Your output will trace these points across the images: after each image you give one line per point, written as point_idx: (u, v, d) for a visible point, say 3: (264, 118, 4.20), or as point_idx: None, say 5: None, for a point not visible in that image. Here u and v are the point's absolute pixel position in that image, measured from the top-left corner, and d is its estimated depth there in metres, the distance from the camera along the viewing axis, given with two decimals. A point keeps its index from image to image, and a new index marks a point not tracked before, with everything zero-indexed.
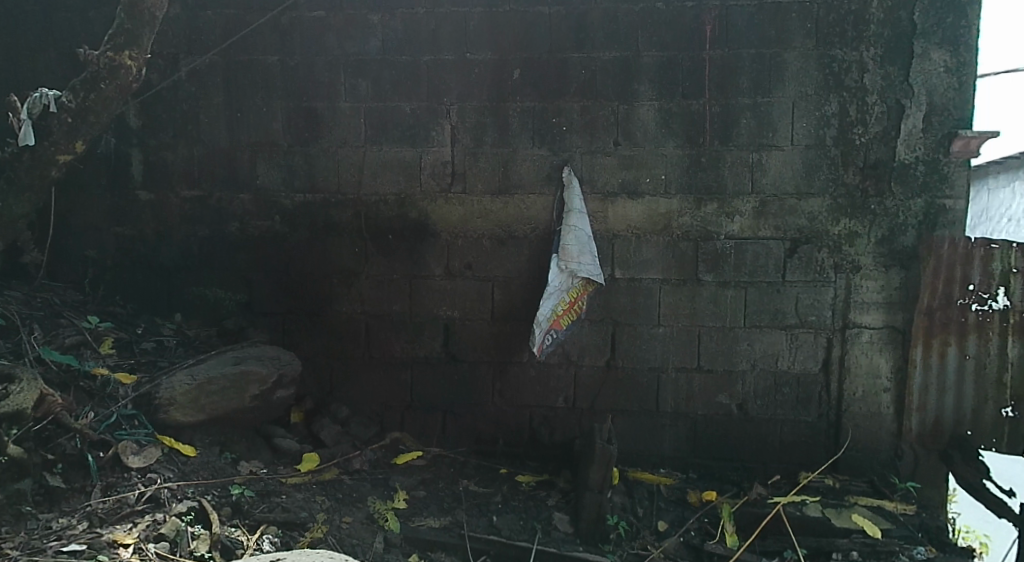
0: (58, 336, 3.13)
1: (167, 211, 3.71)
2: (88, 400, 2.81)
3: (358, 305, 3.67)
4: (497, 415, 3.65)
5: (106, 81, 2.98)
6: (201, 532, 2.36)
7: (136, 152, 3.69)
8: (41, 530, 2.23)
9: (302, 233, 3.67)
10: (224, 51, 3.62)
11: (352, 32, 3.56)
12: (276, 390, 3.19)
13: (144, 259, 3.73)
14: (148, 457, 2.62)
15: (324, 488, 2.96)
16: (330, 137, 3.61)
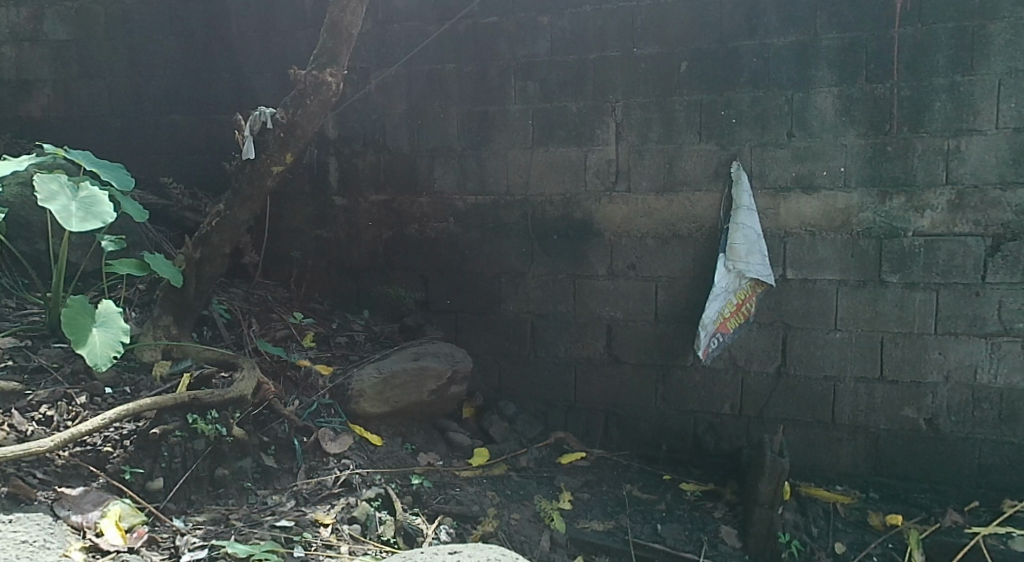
0: (270, 331, 3.56)
1: (357, 214, 4.04)
2: (294, 389, 3.18)
3: (525, 303, 3.80)
4: (660, 418, 3.64)
5: (310, 97, 3.31)
6: (386, 517, 2.60)
7: (332, 160, 4.06)
8: (259, 504, 2.54)
9: (473, 233, 3.86)
10: (407, 62, 3.88)
11: (521, 34, 3.69)
12: (450, 386, 3.40)
13: (338, 260, 4.09)
14: (343, 443, 2.91)
15: (493, 484, 3.14)
16: (500, 139, 3.76)
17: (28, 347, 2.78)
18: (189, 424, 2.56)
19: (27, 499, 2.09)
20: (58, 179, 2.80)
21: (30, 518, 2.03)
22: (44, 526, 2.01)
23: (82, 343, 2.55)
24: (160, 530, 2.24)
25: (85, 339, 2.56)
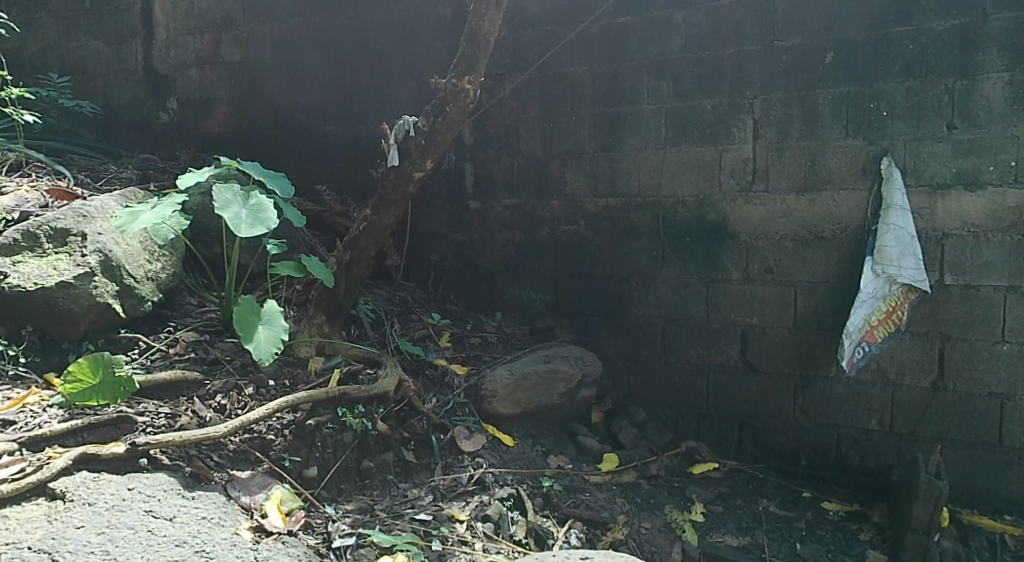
0: (410, 330, 3.75)
1: (492, 218, 4.15)
2: (432, 387, 3.33)
3: (656, 308, 3.76)
4: (800, 431, 3.48)
5: (450, 105, 3.48)
6: (519, 518, 2.68)
7: (468, 166, 4.18)
8: (400, 497, 2.70)
9: (604, 235, 3.87)
10: (541, 67, 3.94)
11: (656, 32, 3.65)
12: (580, 389, 3.45)
13: (473, 263, 4.22)
14: (477, 443, 3.01)
15: (624, 491, 3.14)
16: (632, 140, 3.74)
17: (205, 341, 3.10)
18: (339, 417, 2.77)
19: (205, 479, 2.31)
20: (232, 189, 3.12)
21: (209, 496, 2.24)
22: (218, 505, 2.22)
23: (250, 339, 2.82)
24: (314, 516, 2.42)
25: (252, 336, 2.82)
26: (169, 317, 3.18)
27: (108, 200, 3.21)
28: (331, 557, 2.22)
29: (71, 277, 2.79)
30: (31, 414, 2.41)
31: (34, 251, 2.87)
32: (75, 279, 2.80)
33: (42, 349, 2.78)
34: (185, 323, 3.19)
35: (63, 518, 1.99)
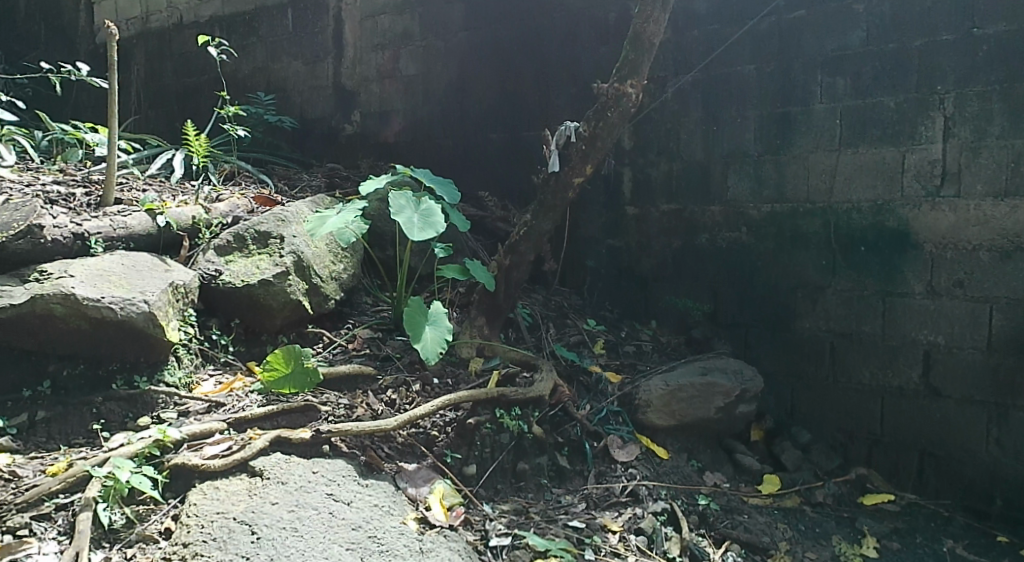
0: (565, 336, 3.80)
1: (649, 223, 4.06)
2: (586, 394, 3.36)
3: (824, 323, 3.56)
4: (992, 466, 3.18)
5: (612, 109, 3.49)
6: (672, 534, 2.67)
7: (627, 171, 4.10)
8: (554, 502, 2.75)
9: (770, 243, 3.70)
10: (706, 68, 3.83)
11: (833, 25, 3.47)
12: (739, 404, 3.31)
13: (628, 269, 4.15)
14: (630, 452, 3.04)
15: (786, 517, 3.00)
16: (802, 142, 3.56)
17: (378, 339, 3.35)
18: (497, 418, 2.87)
19: (377, 468, 2.50)
20: (405, 195, 3.33)
21: (379, 485, 2.39)
22: (388, 495, 2.35)
23: (418, 338, 2.99)
24: (473, 512, 2.54)
25: (420, 335, 3.00)
26: (348, 315, 3.48)
27: (302, 206, 3.55)
28: (489, 555, 2.32)
29: (271, 276, 3.10)
30: (236, 397, 2.71)
31: (241, 251, 3.21)
32: (274, 277, 3.10)
33: (247, 340, 3.12)
34: (361, 321, 3.46)
35: (262, 493, 2.14)
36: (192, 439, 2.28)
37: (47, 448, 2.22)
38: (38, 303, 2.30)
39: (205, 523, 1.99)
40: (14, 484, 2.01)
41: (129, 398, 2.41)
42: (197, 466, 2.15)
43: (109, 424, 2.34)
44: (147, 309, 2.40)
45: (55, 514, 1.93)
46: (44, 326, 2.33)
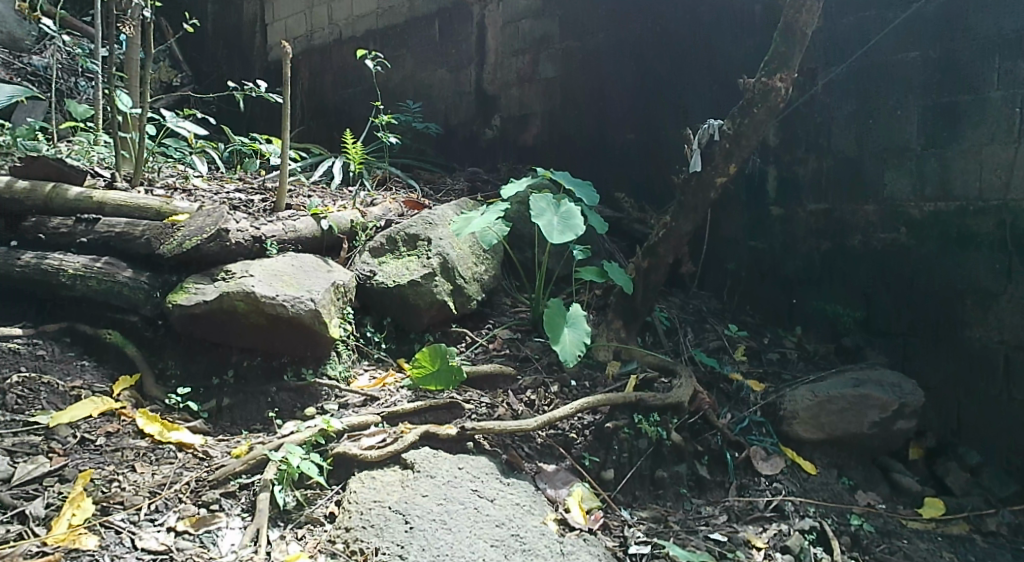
0: (704, 340, 3.72)
1: (795, 225, 3.87)
2: (727, 402, 3.28)
3: (996, 334, 3.29)
4: None
5: (758, 105, 3.36)
6: (822, 555, 2.59)
7: (772, 169, 3.91)
8: (694, 512, 2.73)
9: (933, 246, 3.44)
10: (862, 57, 3.60)
11: (1014, 3, 3.20)
12: (896, 420, 3.09)
13: (772, 271, 3.97)
14: (775, 466, 2.94)
15: (951, 544, 2.79)
16: (974, 135, 3.30)
17: (517, 339, 3.44)
18: (635, 423, 2.87)
19: (518, 468, 2.57)
20: (545, 197, 3.40)
21: (520, 484, 2.47)
22: (528, 494, 2.42)
23: (557, 339, 3.04)
24: (611, 517, 2.56)
25: (559, 337, 3.05)
26: (489, 315, 3.59)
27: (447, 210, 3.71)
28: None
29: (419, 277, 3.27)
30: (388, 392, 2.89)
31: (393, 253, 3.41)
32: (422, 278, 3.27)
33: (396, 337, 3.31)
34: (501, 321, 3.57)
35: (413, 485, 2.26)
36: (351, 430, 2.45)
37: (232, 432, 2.45)
38: (225, 300, 2.53)
39: (364, 510, 2.12)
40: (206, 463, 2.16)
41: (298, 389, 2.63)
42: (356, 455, 2.31)
43: (282, 412, 2.56)
44: (314, 307, 2.60)
45: (238, 492, 2.08)
46: (229, 321, 2.56)
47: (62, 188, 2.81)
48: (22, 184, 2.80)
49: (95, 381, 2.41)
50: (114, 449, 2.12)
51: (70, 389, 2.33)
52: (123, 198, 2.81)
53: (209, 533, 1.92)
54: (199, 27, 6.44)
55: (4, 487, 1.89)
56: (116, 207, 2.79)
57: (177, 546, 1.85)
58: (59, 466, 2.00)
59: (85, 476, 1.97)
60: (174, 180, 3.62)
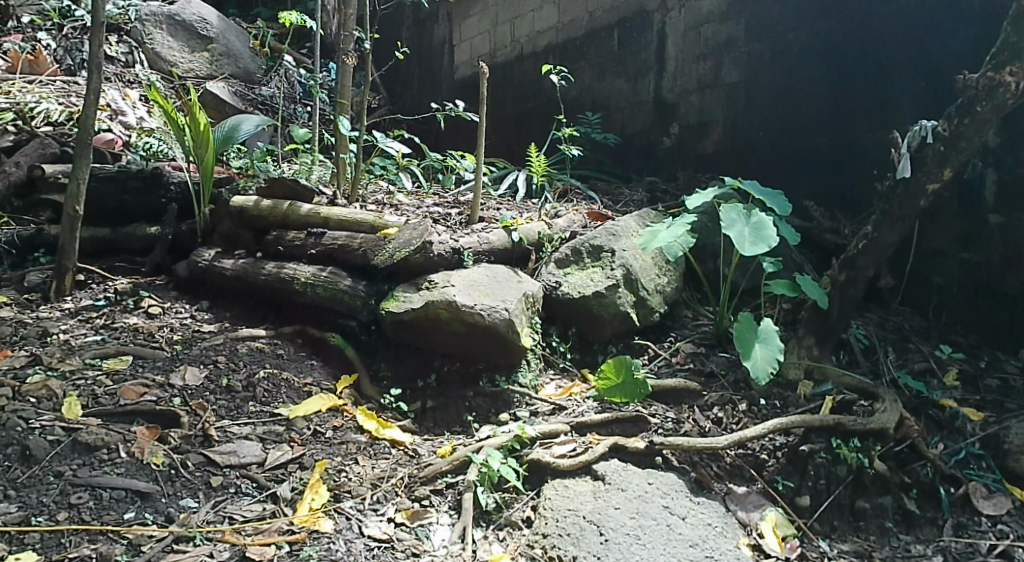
0: (909, 361, 3.43)
1: (1020, 235, 3.47)
2: (938, 431, 3.01)
3: None
4: None
5: (982, 104, 3.03)
6: None
7: (992, 172, 3.54)
8: (902, 550, 2.54)
9: None
10: None
11: None
12: None
13: (989, 287, 3.60)
14: (999, 505, 2.67)
15: None
16: None
17: (702, 354, 3.38)
18: (834, 448, 2.71)
19: (708, 487, 2.53)
20: (735, 208, 3.31)
21: (710, 504, 2.43)
22: (719, 515, 2.39)
23: (748, 356, 2.95)
24: (808, 547, 2.46)
25: (750, 353, 2.95)
26: (671, 329, 3.56)
27: (631, 221, 3.73)
28: None
29: (603, 288, 3.31)
30: (575, 402, 2.95)
31: (577, 264, 3.48)
32: (606, 289, 3.31)
33: (580, 347, 3.38)
34: (683, 334, 3.52)
35: (605, 496, 2.31)
36: (543, 438, 2.54)
37: (436, 433, 2.63)
38: (430, 308, 2.73)
39: (559, 518, 2.20)
40: (416, 460, 2.36)
41: (492, 395, 2.78)
42: (549, 463, 2.39)
43: (479, 416, 2.73)
44: (508, 316, 2.73)
45: (445, 489, 2.24)
46: (433, 328, 2.75)
47: (297, 205, 3.17)
48: (266, 203, 3.20)
49: (322, 379, 2.67)
50: (340, 442, 2.37)
51: (302, 386, 2.57)
52: (344, 215, 3.11)
53: (422, 526, 2.09)
54: (408, 55, 6.96)
55: (259, 470, 2.14)
56: (338, 222, 3.10)
57: (397, 537, 2.03)
58: (299, 454, 2.25)
59: (321, 464, 2.21)
60: (382, 197, 3.98)
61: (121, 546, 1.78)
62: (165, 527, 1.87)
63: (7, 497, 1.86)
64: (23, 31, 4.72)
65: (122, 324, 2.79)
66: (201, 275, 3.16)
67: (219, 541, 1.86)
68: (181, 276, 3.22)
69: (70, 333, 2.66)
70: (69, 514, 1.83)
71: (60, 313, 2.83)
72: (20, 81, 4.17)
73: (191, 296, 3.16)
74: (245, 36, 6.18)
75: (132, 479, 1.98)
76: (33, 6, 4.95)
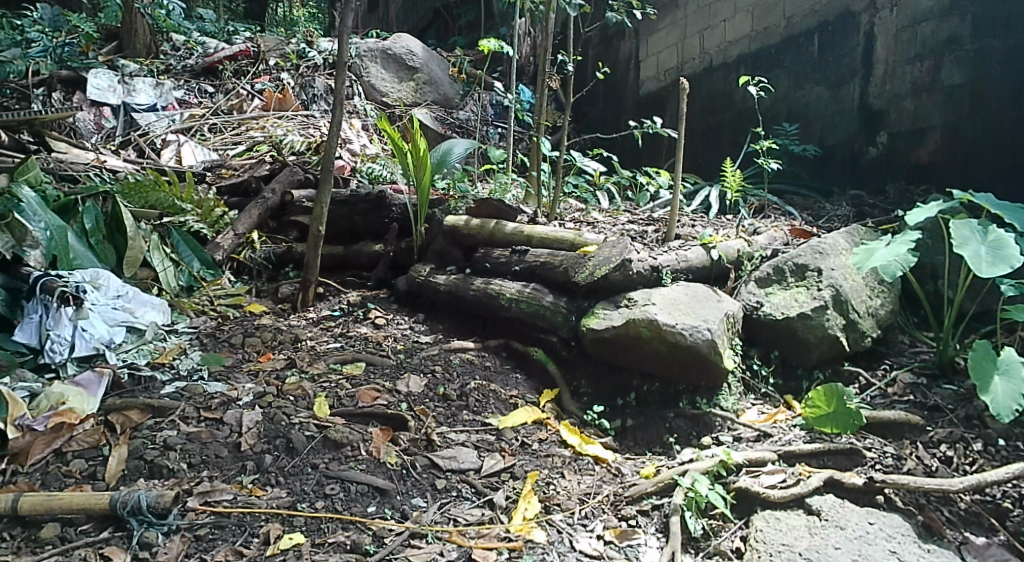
0: None
1: None
2: None
3: None
4: None
5: None
6: None
7: None
8: None
9: None
10: None
11: None
12: None
13: None
14: None
15: None
16: None
17: (923, 385, 3.08)
18: None
19: (939, 534, 2.28)
20: (968, 224, 2.99)
21: (944, 554, 2.20)
22: None
23: (985, 391, 2.64)
24: None
25: (989, 388, 2.64)
26: (885, 355, 3.29)
27: (839, 238, 3.50)
28: None
29: (810, 309, 3.12)
30: (780, 429, 2.79)
31: (780, 283, 3.30)
32: (813, 310, 3.12)
33: (783, 372, 3.21)
34: (900, 362, 3.24)
35: (823, 534, 2.18)
36: (751, 466, 2.45)
37: (637, 452, 2.64)
38: (631, 325, 2.73)
39: (773, 553, 2.10)
40: (620, 478, 2.39)
41: (694, 417, 2.73)
42: (759, 493, 2.30)
43: (680, 438, 2.69)
44: (711, 337, 2.67)
45: (651, 511, 2.25)
46: (633, 346, 2.75)
47: (502, 224, 3.33)
48: (476, 222, 3.39)
49: (526, 392, 2.79)
50: (546, 454, 2.44)
51: (509, 398, 2.70)
52: (546, 233, 3.22)
53: (631, 547, 2.11)
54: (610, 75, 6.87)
55: (476, 476, 2.27)
56: (541, 240, 3.21)
57: (607, 554, 2.06)
58: (510, 463, 2.36)
59: (532, 475, 2.30)
60: (577, 215, 4.06)
61: (369, 537, 1.97)
62: (401, 522, 2.04)
63: (278, 483, 2.12)
64: (270, 73, 5.40)
65: (355, 332, 3.09)
66: (418, 289, 3.41)
67: (447, 541, 2.00)
68: (401, 289, 3.50)
69: (315, 340, 2.99)
70: (326, 503, 2.06)
71: (306, 321, 3.20)
72: (272, 117, 4.79)
73: (410, 309, 3.43)
74: (445, 64, 6.59)
75: (373, 475, 2.18)
76: (277, 51, 5.67)
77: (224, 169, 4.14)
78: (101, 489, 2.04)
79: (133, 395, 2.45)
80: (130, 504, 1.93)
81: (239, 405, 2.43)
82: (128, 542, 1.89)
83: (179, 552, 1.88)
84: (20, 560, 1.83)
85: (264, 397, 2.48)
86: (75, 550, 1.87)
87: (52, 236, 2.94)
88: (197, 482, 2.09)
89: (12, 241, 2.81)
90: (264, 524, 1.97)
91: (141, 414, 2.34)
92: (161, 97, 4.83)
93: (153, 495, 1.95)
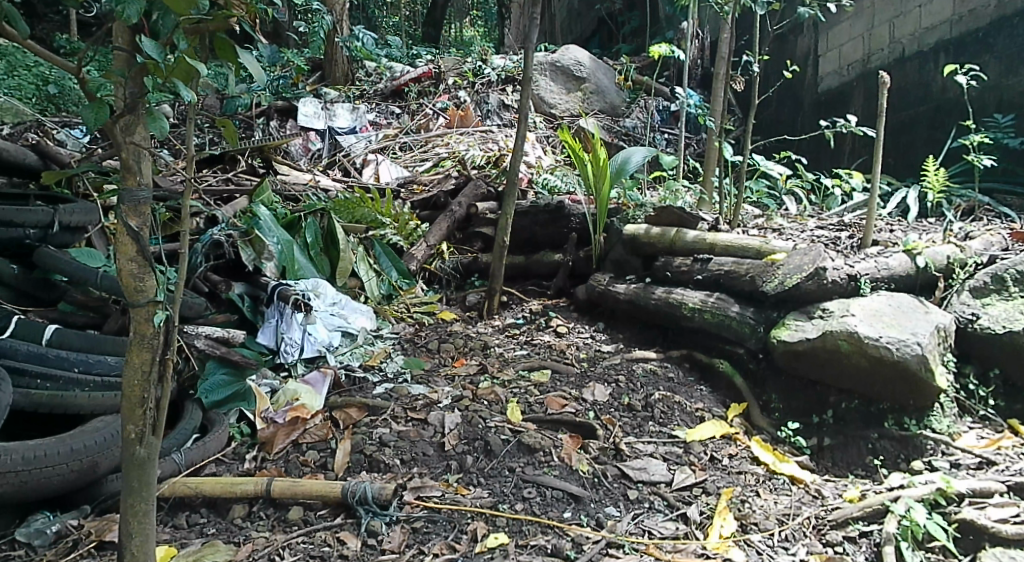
0: None
1: None
2: None
3: None
4: None
5: None
6: None
7: None
8: None
9: None
10: None
11: None
12: None
13: None
14: None
15: None
16: None
17: None
18: None
19: None
20: None
21: None
22: None
23: None
24: None
25: None
26: None
27: None
28: None
29: None
30: (1007, 456, 2.45)
31: (1000, 294, 2.93)
32: None
33: (1007, 393, 2.85)
34: None
35: None
36: (976, 497, 2.18)
37: (836, 474, 2.47)
38: (828, 338, 2.55)
39: None
40: (820, 501, 2.25)
41: (901, 439, 2.51)
42: (988, 528, 2.06)
43: (886, 461, 2.48)
44: (923, 353, 2.44)
45: (859, 538, 2.09)
46: (832, 361, 2.57)
47: (683, 231, 3.26)
48: (656, 230, 3.34)
49: (713, 405, 2.70)
50: (738, 471, 2.35)
51: (695, 411, 2.63)
52: (730, 241, 3.10)
53: None
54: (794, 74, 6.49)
55: (668, 489, 2.23)
56: (724, 249, 3.10)
57: None
58: (701, 478, 2.29)
59: (726, 492, 2.22)
60: (761, 221, 3.88)
61: (568, 542, 1.99)
62: (597, 531, 2.04)
63: (480, 484, 2.21)
64: (450, 92, 5.68)
65: (539, 340, 3.16)
66: (597, 299, 3.41)
67: (644, 553, 1.97)
68: (581, 298, 3.52)
69: (503, 347, 3.09)
70: (524, 505, 2.11)
71: (492, 329, 3.31)
72: (455, 134, 5.03)
73: (589, 318, 3.45)
74: (613, 73, 6.58)
75: (567, 482, 2.20)
76: (456, 70, 5.97)
77: (415, 184, 4.42)
78: (332, 478, 2.24)
79: (350, 395, 2.67)
80: (358, 494, 2.09)
81: (440, 407, 2.57)
82: (358, 528, 2.05)
83: (400, 542, 2.00)
84: (275, 538, 2.03)
85: (461, 401, 2.60)
86: (316, 531, 2.05)
87: (283, 249, 3.30)
88: (410, 478, 2.23)
89: (254, 254, 3.23)
90: (470, 522, 2.05)
91: (359, 411, 2.55)
92: (357, 120, 5.25)
93: (377, 487, 2.11)
